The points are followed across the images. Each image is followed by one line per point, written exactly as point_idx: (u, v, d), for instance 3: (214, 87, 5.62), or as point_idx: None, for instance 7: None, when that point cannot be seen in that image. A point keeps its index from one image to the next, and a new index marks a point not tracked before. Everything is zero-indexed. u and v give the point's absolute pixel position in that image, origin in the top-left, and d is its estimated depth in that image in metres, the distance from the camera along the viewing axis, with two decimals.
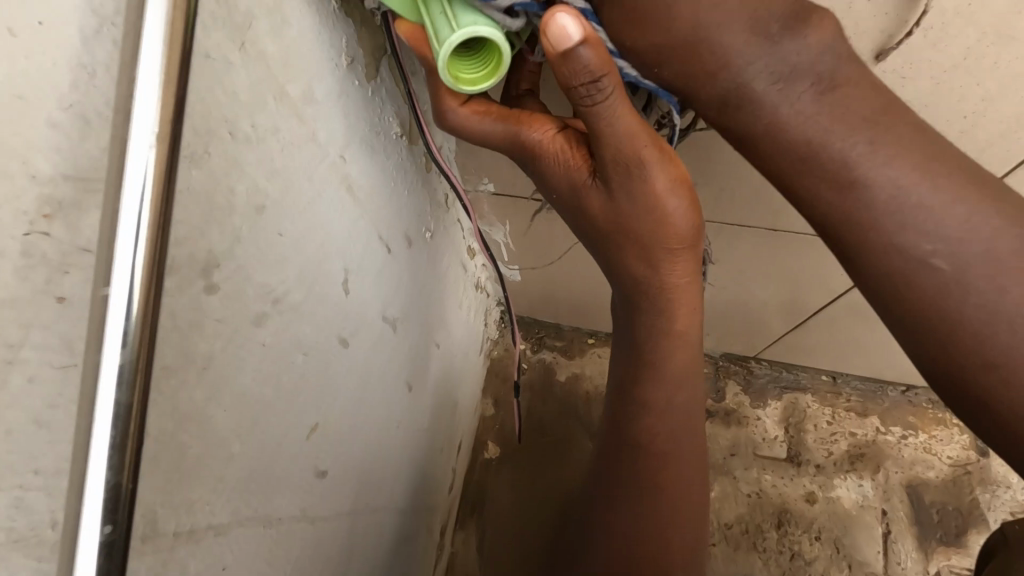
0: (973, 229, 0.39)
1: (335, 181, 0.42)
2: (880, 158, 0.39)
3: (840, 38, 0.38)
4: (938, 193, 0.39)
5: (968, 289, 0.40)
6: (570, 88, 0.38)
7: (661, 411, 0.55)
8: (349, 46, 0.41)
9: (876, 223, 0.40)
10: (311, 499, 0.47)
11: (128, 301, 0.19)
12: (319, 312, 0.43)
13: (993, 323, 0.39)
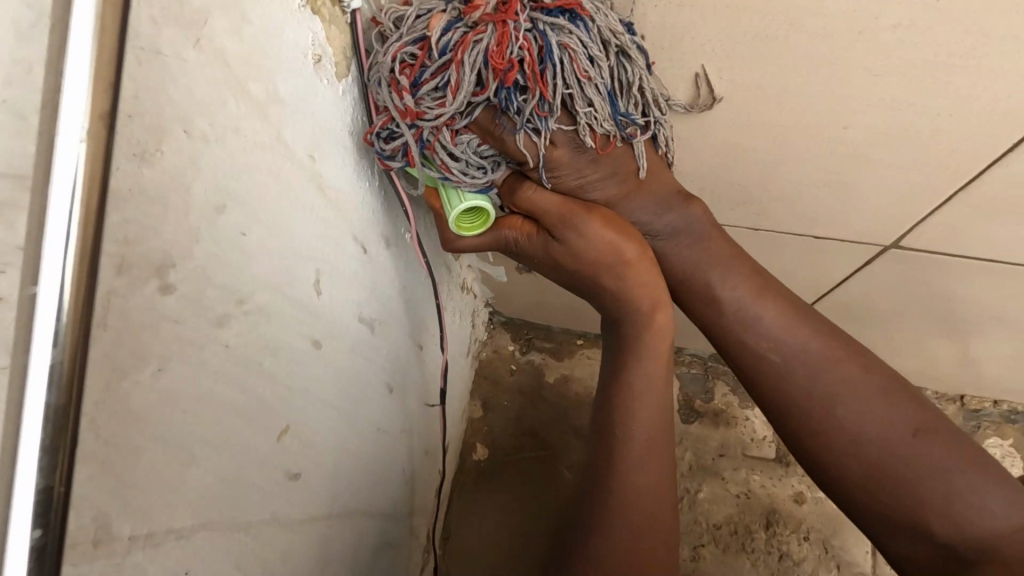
0: (794, 333, 0.57)
1: (306, 181, 0.42)
2: (733, 285, 0.58)
3: (705, 216, 0.59)
4: (772, 312, 0.58)
5: (796, 381, 0.57)
6: (515, 197, 0.53)
7: (643, 404, 0.55)
8: (317, 43, 0.40)
9: (730, 327, 0.59)
10: (283, 503, 0.47)
11: (59, 299, 0.19)
12: (289, 313, 0.42)
13: (817, 406, 0.56)
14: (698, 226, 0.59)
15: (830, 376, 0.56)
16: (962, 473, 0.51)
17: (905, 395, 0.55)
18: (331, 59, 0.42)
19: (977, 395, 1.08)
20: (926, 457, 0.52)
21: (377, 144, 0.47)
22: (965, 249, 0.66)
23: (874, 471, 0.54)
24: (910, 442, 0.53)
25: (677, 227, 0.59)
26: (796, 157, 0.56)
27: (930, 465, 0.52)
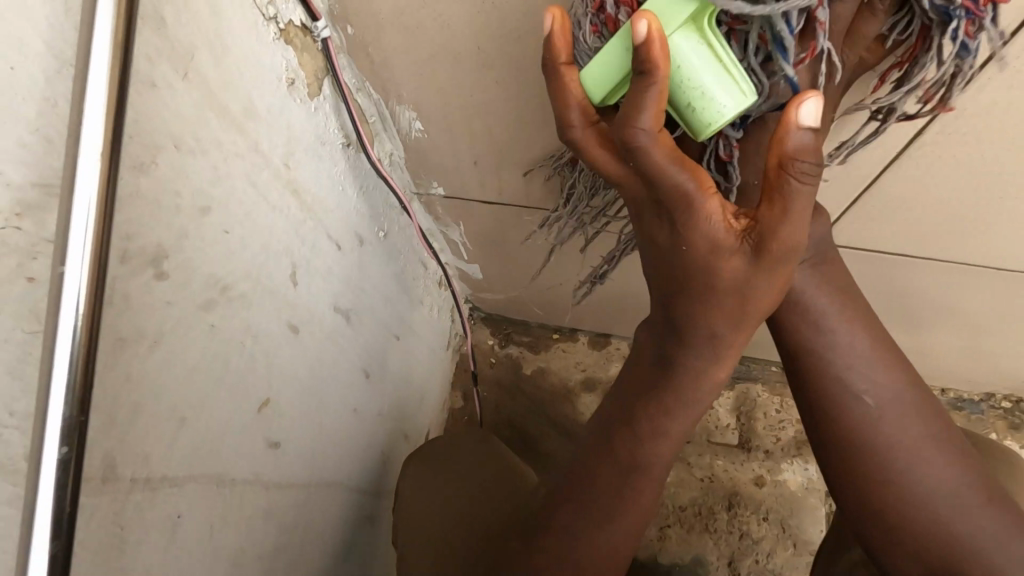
0: (893, 380, 0.52)
1: (280, 186, 0.48)
2: (852, 322, 0.52)
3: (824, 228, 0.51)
4: (877, 355, 0.52)
5: (876, 430, 0.52)
6: (795, 160, 0.36)
7: (665, 432, 0.51)
8: (290, 68, 0.47)
9: (830, 361, 0.52)
10: (264, 468, 0.53)
11: (81, 278, 0.26)
12: (267, 299, 0.49)
13: (879, 452, 0.52)
14: (826, 242, 0.51)
15: (901, 424, 0.52)
16: (1001, 528, 0.51)
17: (959, 447, 0.53)
18: (302, 80, 0.49)
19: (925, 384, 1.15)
20: (978, 514, 0.51)
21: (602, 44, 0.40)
22: (889, 246, 0.72)
23: (913, 513, 0.52)
24: (969, 498, 0.51)
25: (800, 242, 0.51)
26: None
27: (977, 518, 0.51)
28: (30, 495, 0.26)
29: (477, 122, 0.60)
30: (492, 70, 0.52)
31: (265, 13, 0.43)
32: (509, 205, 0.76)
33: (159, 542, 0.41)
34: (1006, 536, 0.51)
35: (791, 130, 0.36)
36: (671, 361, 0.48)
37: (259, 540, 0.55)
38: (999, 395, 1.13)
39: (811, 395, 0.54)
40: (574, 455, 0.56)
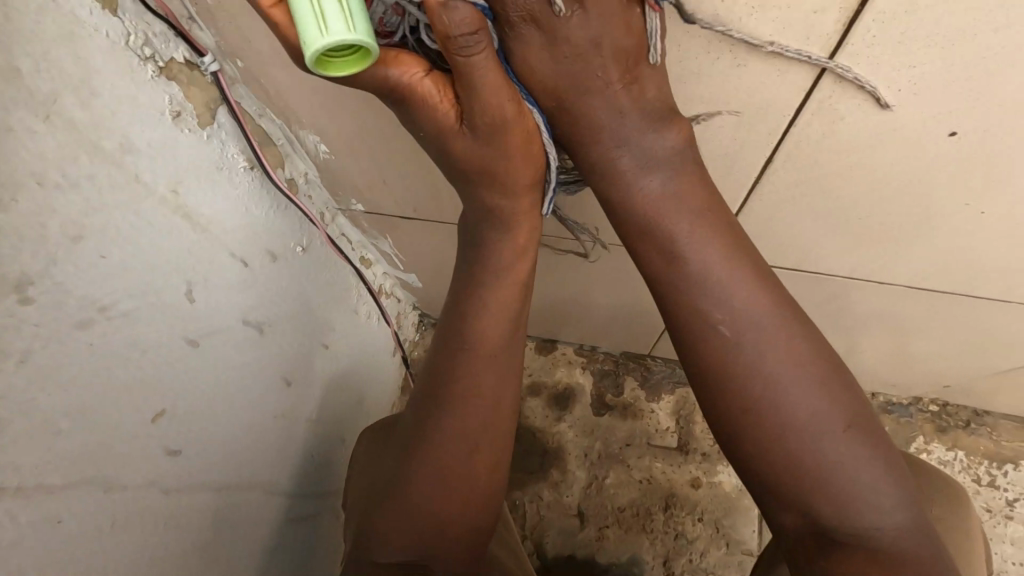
0: (756, 308, 0.50)
1: (169, 210, 0.52)
2: (703, 248, 0.50)
3: (687, 141, 0.49)
4: (734, 279, 0.50)
5: (734, 357, 0.50)
6: (450, 37, 0.40)
7: (484, 326, 0.58)
8: (174, 102, 0.50)
9: (681, 293, 0.51)
10: (163, 474, 0.56)
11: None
12: (158, 316, 0.52)
13: (745, 385, 0.50)
14: (688, 177, 0.50)
15: (767, 356, 0.50)
16: (865, 458, 0.48)
17: (839, 380, 0.50)
18: (191, 111, 0.52)
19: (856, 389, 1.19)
20: (836, 447, 0.48)
21: None
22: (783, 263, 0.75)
23: (774, 447, 0.50)
24: (828, 429, 0.49)
25: (652, 156, 0.49)
26: None
27: (836, 452, 0.48)
28: None
29: (377, 143, 0.64)
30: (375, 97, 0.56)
31: (141, 54, 0.46)
32: (426, 220, 0.79)
33: (39, 542, 0.45)
34: (865, 471, 0.48)
35: (440, 12, 0.39)
36: (475, 271, 0.58)
37: (163, 542, 0.58)
38: (925, 399, 1.17)
39: (674, 325, 0.53)
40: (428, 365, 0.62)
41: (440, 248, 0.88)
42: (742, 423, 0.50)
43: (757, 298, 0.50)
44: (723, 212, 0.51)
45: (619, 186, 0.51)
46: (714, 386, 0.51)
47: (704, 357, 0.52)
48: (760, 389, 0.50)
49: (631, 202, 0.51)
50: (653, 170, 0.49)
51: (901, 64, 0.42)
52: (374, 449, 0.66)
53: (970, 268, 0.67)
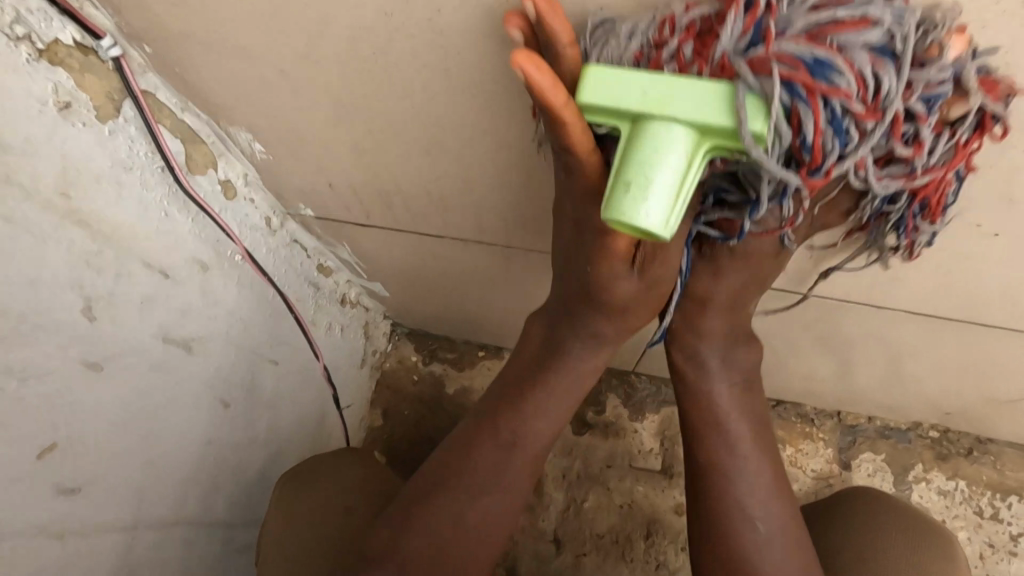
0: (776, 489, 0.58)
1: (58, 217, 0.45)
2: (751, 436, 0.59)
3: (757, 365, 0.61)
4: (771, 487, 0.58)
5: (743, 537, 0.56)
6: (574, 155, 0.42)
7: (556, 411, 0.58)
8: (62, 91, 0.43)
9: (728, 475, 0.57)
10: (57, 517, 0.50)
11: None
12: (44, 339, 0.45)
13: (746, 558, 0.55)
14: (753, 370, 0.60)
15: (787, 555, 0.55)
16: None
17: None
18: (86, 101, 0.45)
19: (852, 412, 1.12)
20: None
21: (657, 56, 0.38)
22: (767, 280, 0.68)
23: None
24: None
25: (730, 361, 0.59)
26: None
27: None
28: None
29: (313, 141, 0.57)
30: (304, 89, 0.50)
31: (10, 34, 0.40)
32: (381, 227, 0.72)
33: None
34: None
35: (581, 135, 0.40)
36: (553, 356, 0.58)
37: None
38: (926, 424, 1.10)
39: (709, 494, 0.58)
40: (448, 440, 0.60)
41: (399, 255, 0.81)
42: None
43: (776, 504, 0.57)
44: (766, 427, 0.61)
45: (697, 369, 0.59)
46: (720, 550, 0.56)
47: (720, 526, 0.57)
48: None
49: (705, 399, 0.59)
50: (733, 350, 0.59)
51: (902, 60, 0.35)
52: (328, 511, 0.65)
53: (976, 293, 0.59)
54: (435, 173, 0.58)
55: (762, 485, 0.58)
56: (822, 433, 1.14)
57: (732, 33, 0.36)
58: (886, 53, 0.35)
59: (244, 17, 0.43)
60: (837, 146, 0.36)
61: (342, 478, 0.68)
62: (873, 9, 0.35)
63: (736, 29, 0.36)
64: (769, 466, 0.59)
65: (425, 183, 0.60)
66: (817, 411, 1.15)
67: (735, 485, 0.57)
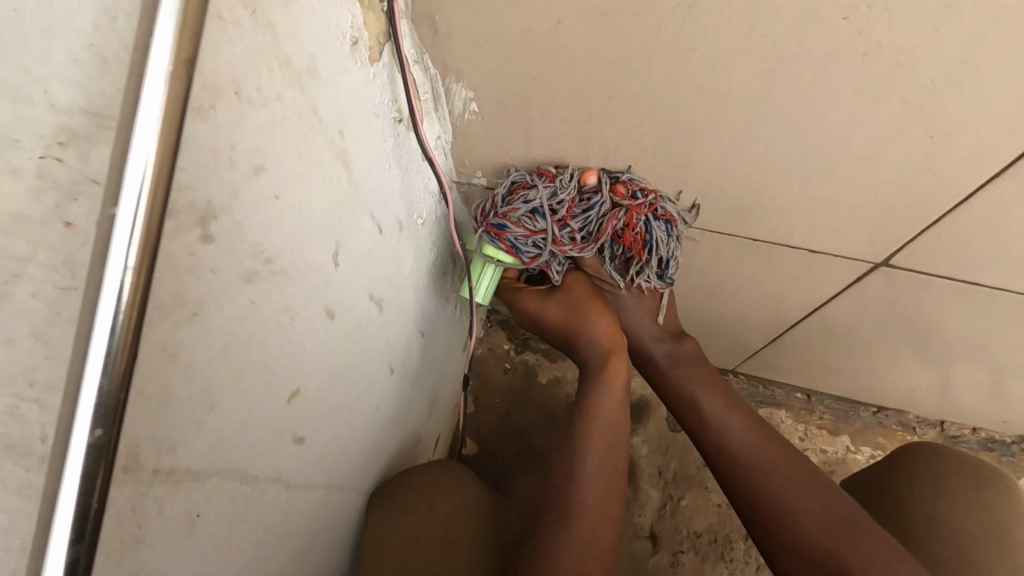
0: (756, 429, 0.69)
1: (332, 157, 0.44)
2: (719, 400, 0.72)
3: (699, 348, 0.77)
4: (744, 419, 0.69)
5: (754, 475, 0.65)
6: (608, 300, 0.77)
7: (598, 443, 0.66)
8: (355, 26, 0.42)
9: (713, 426, 0.70)
10: (287, 465, 0.48)
11: (142, 196, 0.21)
12: (308, 279, 0.44)
13: (759, 480, 0.65)
14: (694, 352, 0.76)
15: (782, 473, 0.64)
16: (827, 496, 0.61)
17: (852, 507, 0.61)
18: (365, 42, 0.45)
19: (956, 422, 1.11)
20: (861, 542, 0.57)
21: (516, 245, 0.67)
22: (953, 273, 0.67)
23: (820, 537, 0.59)
24: (847, 525, 0.59)
25: (677, 352, 0.76)
26: (791, 180, 0.59)
27: (860, 545, 0.57)
28: (54, 482, 0.21)
29: (540, 103, 0.57)
30: (568, 50, 0.49)
31: None
32: None
33: (178, 542, 0.36)
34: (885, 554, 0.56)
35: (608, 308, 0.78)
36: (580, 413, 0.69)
37: (275, 545, 0.50)
38: None
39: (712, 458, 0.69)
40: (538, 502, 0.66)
41: None
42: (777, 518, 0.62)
43: (752, 427, 0.69)
44: (720, 379, 0.74)
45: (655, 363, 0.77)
46: (747, 484, 0.65)
47: (735, 469, 0.67)
48: (786, 497, 0.62)
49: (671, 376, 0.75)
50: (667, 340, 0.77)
51: None
52: (443, 495, 0.73)
53: None
54: (655, 139, 0.58)
55: (736, 421, 0.69)
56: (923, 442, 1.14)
57: (510, 233, 0.66)
58: (540, 211, 0.65)
59: (526, 111, 0.58)
60: (515, 246, 0.67)
61: (447, 479, 0.75)
62: (557, 210, 0.65)
63: (514, 224, 0.65)
64: (738, 407, 0.70)
65: (640, 151, 0.60)
66: (919, 420, 1.14)
67: (720, 429, 0.69)
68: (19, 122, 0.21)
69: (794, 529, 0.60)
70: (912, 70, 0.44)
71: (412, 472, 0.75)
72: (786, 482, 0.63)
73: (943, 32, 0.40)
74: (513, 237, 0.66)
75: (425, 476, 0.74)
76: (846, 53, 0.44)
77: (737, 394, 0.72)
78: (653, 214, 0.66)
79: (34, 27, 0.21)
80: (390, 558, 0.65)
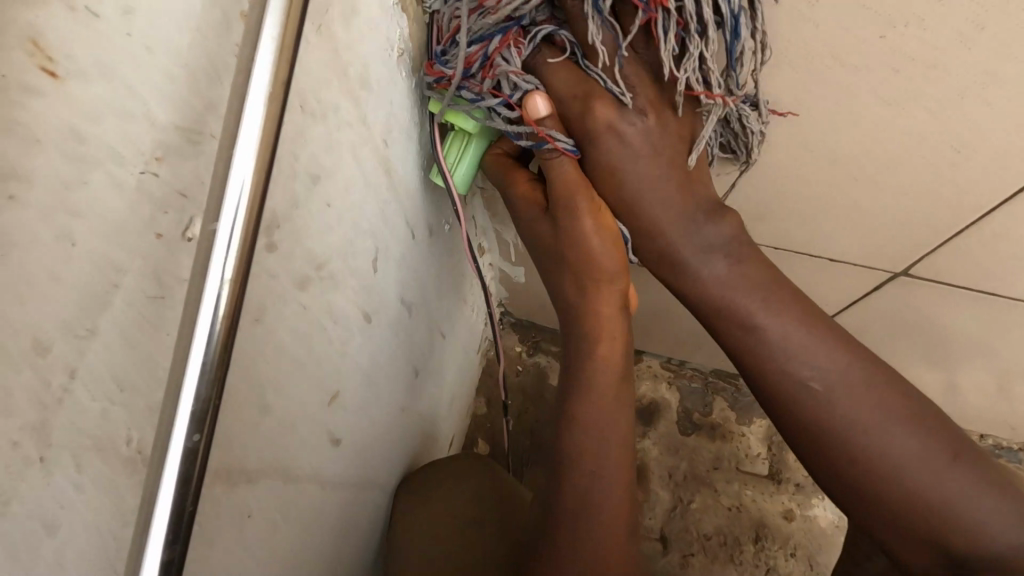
0: (845, 367, 0.46)
1: (376, 164, 0.45)
2: (783, 314, 0.48)
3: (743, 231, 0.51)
4: (822, 343, 0.47)
5: (823, 416, 0.46)
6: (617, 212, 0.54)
7: (602, 424, 0.53)
8: (401, 37, 0.44)
9: (765, 356, 0.48)
10: (324, 466, 0.49)
11: (241, 211, 0.22)
12: (349, 283, 0.45)
13: (822, 416, 0.46)
14: (734, 240, 0.51)
15: (860, 400, 0.45)
16: (930, 448, 0.43)
17: (965, 447, 0.43)
18: (409, 52, 0.46)
19: (964, 429, 1.12)
20: (961, 479, 0.42)
21: (447, 58, 0.46)
22: (970, 282, 0.68)
23: (907, 492, 0.43)
24: (950, 467, 0.42)
25: (711, 243, 0.51)
26: (815, 190, 0.60)
27: (971, 496, 0.41)
28: (153, 484, 0.22)
29: None
30: None
31: None
32: None
33: (228, 539, 0.37)
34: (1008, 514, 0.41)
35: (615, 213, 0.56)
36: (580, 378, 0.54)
37: (310, 544, 0.50)
38: None
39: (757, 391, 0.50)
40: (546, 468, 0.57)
41: None
42: (846, 469, 0.45)
43: (817, 338, 0.47)
44: (783, 283, 0.50)
45: (679, 272, 0.52)
46: (810, 428, 0.46)
47: (785, 405, 0.47)
48: (862, 442, 0.44)
49: (699, 288, 0.51)
50: (700, 225, 0.51)
51: None
52: (462, 482, 0.74)
53: None
54: None
55: (795, 347, 0.47)
56: None
57: (444, 50, 0.46)
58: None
59: None
60: (445, 66, 0.46)
61: (469, 466, 0.76)
62: None
63: (443, 41, 0.46)
64: (800, 317, 0.48)
65: None
66: None
67: (768, 354, 0.48)
68: (123, 137, 0.21)
69: (877, 485, 0.44)
70: (940, 86, 0.45)
71: (436, 466, 0.76)
72: (861, 416, 0.45)
73: (973, 48, 0.42)
74: (449, 52, 0.46)
75: (448, 466, 0.76)
76: (878, 68, 0.45)
77: (802, 294, 0.49)
78: None
79: (141, 45, 0.21)
80: (417, 542, 0.67)
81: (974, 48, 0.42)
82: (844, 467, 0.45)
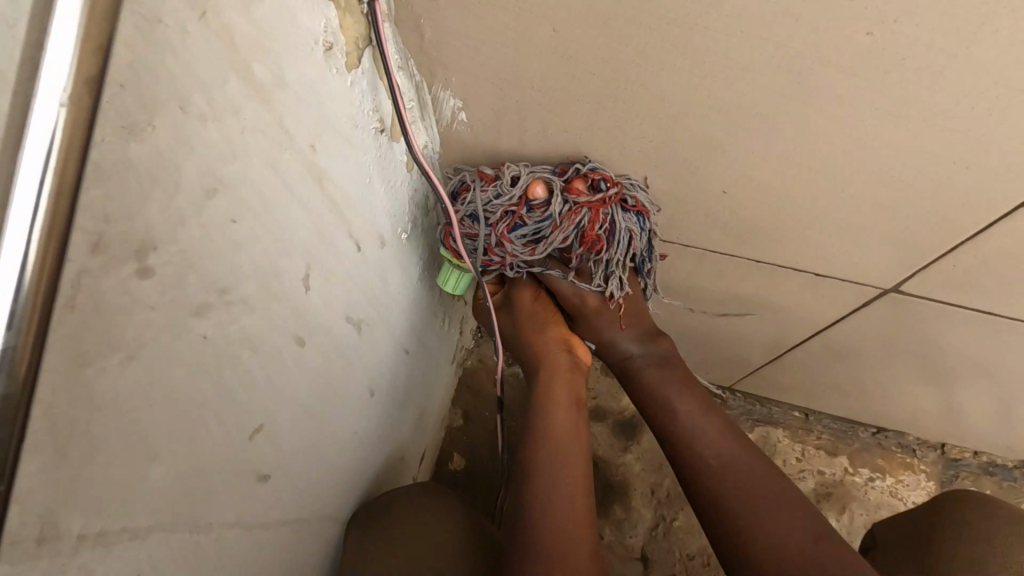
0: (733, 443, 0.62)
1: (304, 172, 0.40)
2: (694, 405, 0.64)
3: (672, 348, 0.69)
4: (718, 429, 0.63)
5: (729, 489, 0.58)
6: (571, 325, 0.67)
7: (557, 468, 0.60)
8: (328, 30, 0.39)
9: (689, 436, 0.63)
10: (249, 506, 0.44)
11: (22, 256, 0.19)
12: (272, 307, 0.40)
13: (730, 489, 0.58)
14: (666, 350, 0.68)
15: (751, 475, 0.59)
16: (804, 512, 0.56)
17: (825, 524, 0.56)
18: (342, 47, 0.41)
19: (958, 446, 1.09)
20: (838, 548, 0.53)
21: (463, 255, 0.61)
22: (966, 300, 0.64)
23: (798, 551, 0.53)
24: (819, 535, 0.54)
25: (648, 349, 0.68)
26: (799, 203, 0.55)
27: (839, 554, 0.53)
28: None
29: (538, 112, 0.53)
30: (571, 54, 0.45)
31: None
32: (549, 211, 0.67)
33: None
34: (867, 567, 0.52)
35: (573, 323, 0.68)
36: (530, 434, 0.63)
37: None
38: None
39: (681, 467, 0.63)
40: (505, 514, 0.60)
41: None
42: (755, 536, 0.55)
43: (723, 435, 0.62)
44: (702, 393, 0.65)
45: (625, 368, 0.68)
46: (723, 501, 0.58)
47: (709, 480, 0.60)
48: (761, 510, 0.56)
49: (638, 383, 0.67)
50: (641, 338, 0.68)
51: None
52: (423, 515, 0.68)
53: None
54: (660, 154, 0.54)
55: (711, 436, 0.62)
56: (922, 465, 1.11)
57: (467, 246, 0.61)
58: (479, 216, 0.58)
59: (525, 126, 0.55)
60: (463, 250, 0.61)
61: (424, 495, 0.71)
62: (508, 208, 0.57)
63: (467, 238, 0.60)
64: (714, 416, 0.64)
65: (648, 166, 0.56)
66: (919, 443, 1.11)
67: (694, 441, 0.62)
68: None
69: (778, 548, 0.54)
70: (940, 90, 0.40)
71: (403, 487, 0.72)
72: (754, 488, 0.58)
73: (980, 52, 0.37)
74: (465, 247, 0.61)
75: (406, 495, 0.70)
76: (870, 72, 0.40)
77: (718, 406, 0.65)
78: (621, 205, 0.58)
79: None
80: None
81: (981, 51, 0.37)
82: (749, 536, 0.55)
